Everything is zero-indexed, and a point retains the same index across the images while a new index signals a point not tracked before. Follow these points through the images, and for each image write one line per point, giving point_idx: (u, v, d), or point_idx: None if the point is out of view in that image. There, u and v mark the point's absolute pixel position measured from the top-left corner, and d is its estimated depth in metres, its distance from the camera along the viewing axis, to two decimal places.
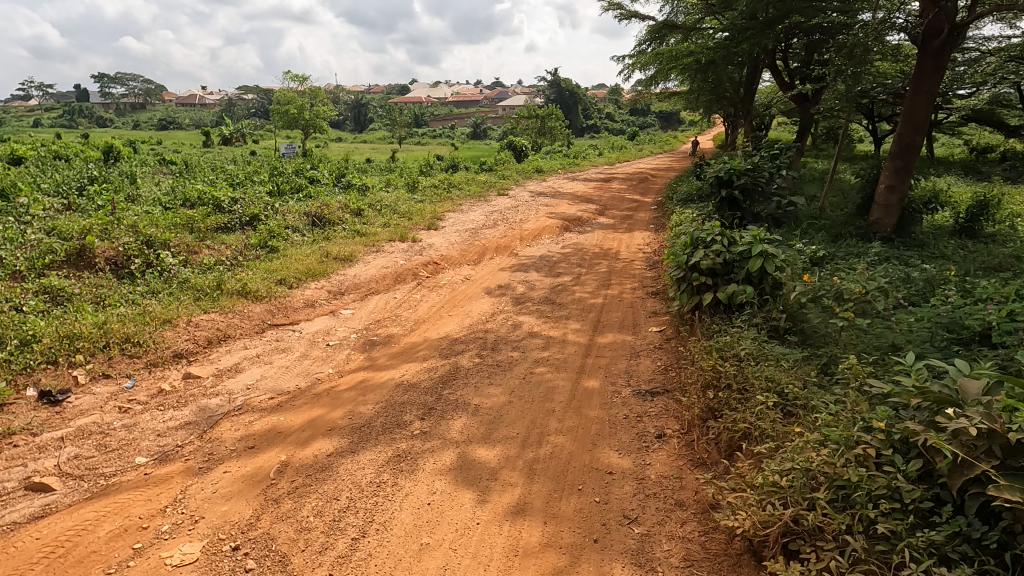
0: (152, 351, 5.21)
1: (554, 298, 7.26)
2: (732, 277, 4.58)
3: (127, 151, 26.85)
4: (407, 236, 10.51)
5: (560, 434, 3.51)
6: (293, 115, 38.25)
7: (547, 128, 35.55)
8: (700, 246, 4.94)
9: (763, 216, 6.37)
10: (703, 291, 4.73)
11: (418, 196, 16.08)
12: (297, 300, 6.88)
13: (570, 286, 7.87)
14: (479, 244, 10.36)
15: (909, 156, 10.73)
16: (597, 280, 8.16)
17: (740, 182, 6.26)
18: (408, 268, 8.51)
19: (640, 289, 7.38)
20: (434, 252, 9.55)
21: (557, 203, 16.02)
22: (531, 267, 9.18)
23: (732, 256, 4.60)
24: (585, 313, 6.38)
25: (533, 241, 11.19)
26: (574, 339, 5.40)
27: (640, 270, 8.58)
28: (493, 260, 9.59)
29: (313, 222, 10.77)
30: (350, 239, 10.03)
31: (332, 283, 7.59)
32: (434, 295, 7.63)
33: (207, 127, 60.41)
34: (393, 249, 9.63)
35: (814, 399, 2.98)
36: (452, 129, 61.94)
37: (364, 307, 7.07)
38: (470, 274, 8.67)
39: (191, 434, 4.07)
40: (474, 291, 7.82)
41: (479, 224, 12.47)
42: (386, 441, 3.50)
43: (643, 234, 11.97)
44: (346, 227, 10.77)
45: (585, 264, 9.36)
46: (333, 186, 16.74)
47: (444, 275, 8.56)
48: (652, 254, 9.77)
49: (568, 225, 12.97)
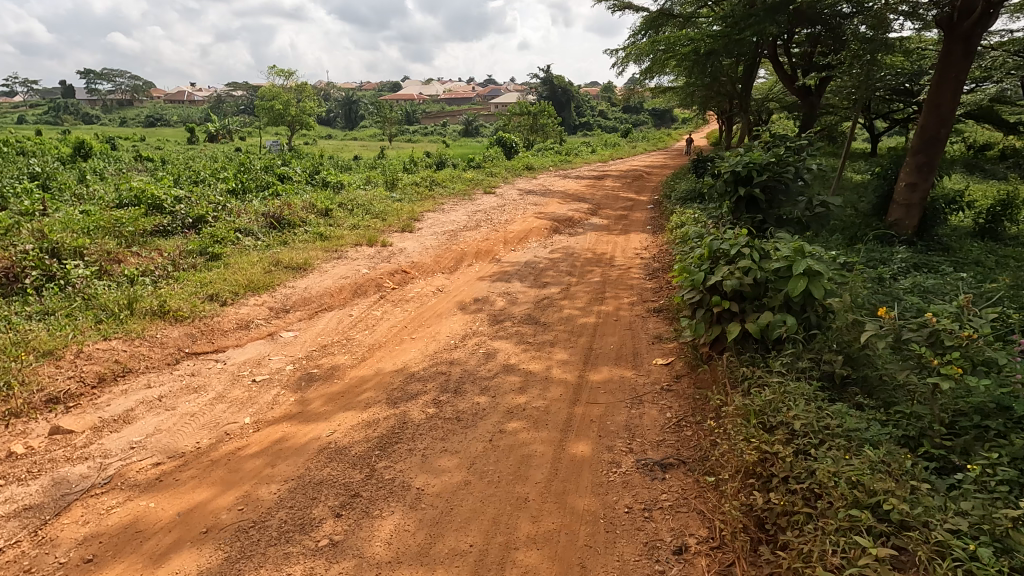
0: (14, 398, 4.04)
1: (538, 315, 6.14)
2: (765, 303, 3.49)
3: (99, 146, 25.52)
4: (376, 240, 9.37)
5: (532, 549, 2.42)
6: (278, 110, 36.82)
7: (539, 124, 34.43)
8: (720, 259, 3.82)
9: (787, 221, 5.28)
10: (726, 320, 3.63)
11: (397, 195, 14.90)
12: (228, 321, 5.70)
13: (557, 300, 6.75)
14: (456, 249, 9.23)
15: (933, 151, 9.67)
16: (589, 292, 7.05)
17: (760, 179, 5.16)
18: (370, 278, 7.37)
19: (639, 306, 6.26)
20: (404, 258, 8.43)
21: (547, 202, 14.88)
22: (514, 276, 8.07)
23: (764, 276, 3.50)
24: (574, 337, 5.26)
25: (517, 245, 10.06)
26: (559, 378, 4.27)
27: (638, 280, 7.49)
28: (470, 267, 8.46)
29: (272, 225, 9.60)
30: (310, 244, 8.87)
31: (276, 298, 6.42)
32: (397, 312, 6.49)
33: (192, 124, 58.74)
34: (357, 255, 8.48)
35: (939, 536, 1.90)
36: (444, 126, 60.65)
37: (312, 328, 5.91)
38: (443, 285, 7.55)
39: (22, 528, 2.93)
40: (446, 306, 6.69)
41: (460, 226, 11.32)
42: (276, 563, 2.39)
43: (640, 236, 10.89)
44: (309, 230, 9.60)
45: (575, 272, 8.26)
46: (306, 184, 15.54)
47: (413, 286, 7.43)
48: (651, 261, 8.67)
49: (558, 226, 11.87)
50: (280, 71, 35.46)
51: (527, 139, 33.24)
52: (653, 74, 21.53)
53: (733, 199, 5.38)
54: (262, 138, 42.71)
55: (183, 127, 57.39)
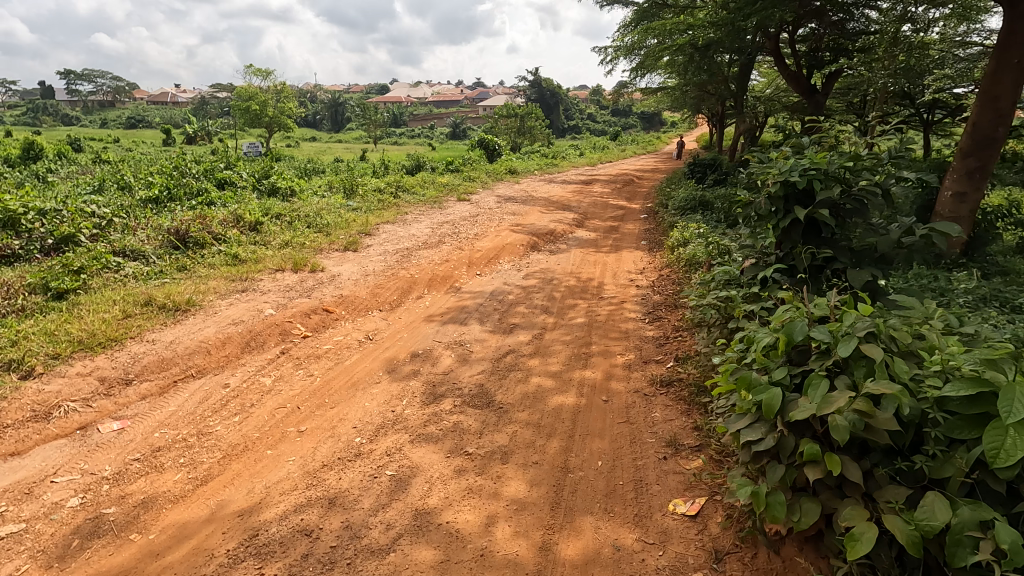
0: None
1: (492, 387, 4.28)
2: (919, 470, 1.67)
3: (50, 145, 23.45)
4: (304, 262, 7.45)
5: None
6: (254, 112, 34.63)
7: (526, 127, 32.69)
8: (806, 359, 1.99)
9: (865, 258, 3.39)
10: (831, 493, 1.79)
11: (355, 203, 13.01)
12: (18, 408, 3.75)
13: (523, 359, 4.86)
14: (405, 275, 7.35)
15: (988, 154, 7.02)
16: (569, 342, 5.21)
17: (823, 192, 3.30)
18: (273, 323, 5.45)
19: (638, 372, 4.38)
20: (331, 289, 6.54)
21: (527, 211, 13.06)
22: (473, 314, 6.21)
23: (918, 412, 1.67)
24: (541, 439, 3.38)
25: (484, 268, 8.18)
26: (504, 557, 2.40)
27: (634, 325, 5.60)
28: (417, 303, 6.55)
29: (176, 246, 7.66)
30: (215, 270, 6.94)
31: (120, 360, 4.46)
32: (295, 380, 4.56)
33: (169, 125, 56.41)
34: (271, 286, 6.57)
35: None
36: (429, 129, 58.73)
37: (156, 413, 3.96)
38: (373, 331, 5.65)
39: None
40: (365, 369, 4.78)
41: (419, 242, 9.44)
42: None
43: (634, 255, 9.08)
44: (223, 251, 7.67)
45: (553, 307, 6.40)
46: (253, 191, 13.58)
47: (333, 332, 5.56)
48: (650, 291, 6.81)
49: (538, 241, 10.04)
50: (257, 70, 33.55)
51: (512, 141, 31.46)
52: (644, 72, 19.85)
53: (781, 222, 3.50)
54: (237, 139, 40.70)
55: (159, 130, 55.11)
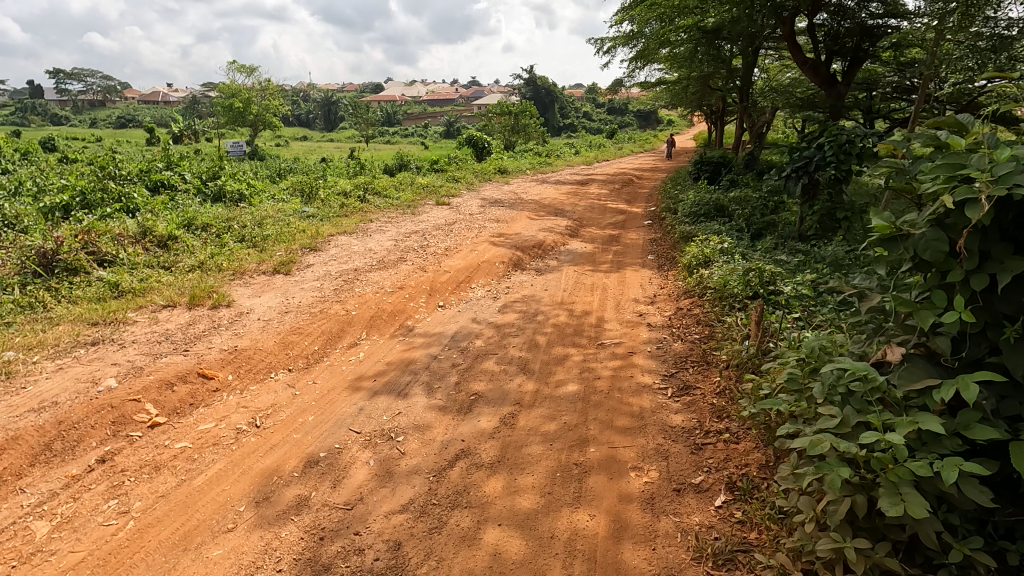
0: None
1: (412, 557, 2.44)
2: None
3: (4, 141, 21.39)
4: (206, 295, 5.57)
5: None
6: (236, 110, 32.60)
7: (522, 125, 30.72)
8: None
9: None
10: None
11: (313, 209, 11.17)
12: None
13: (478, 476, 3.02)
14: (338, 311, 5.49)
15: None
16: (552, 437, 3.35)
17: None
18: (104, 405, 3.58)
19: (668, 518, 2.56)
20: (225, 338, 4.70)
21: (514, 217, 11.23)
22: (420, 376, 4.35)
23: None
24: None
25: (450, 297, 6.34)
26: None
27: (651, 402, 3.73)
28: (346, 357, 4.69)
29: (39, 275, 5.78)
30: (74, 309, 5.08)
31: None
32: (90, 528, 2.71)
33: (154, 124, 54.39)
34: (141, 333, 4.71)
35: None
36: (422, 128, 56.77)
37: None
38: (265, 412, 3.79)
39: None
40: (221, 498, 2.92)
41: (372, 260, 7.55)
42: None
43: (641, 275, 7.24)
44: (101, 277, 5.81)
45: (534, 362, 4.55)
46: (197, 195, 11.70)
47: (198, 417, 3.69)
48: (667, 335, 4.97)
49: (523, 256, 8.18)
50: (238, 66, 31.63)
51: (506, 140, 29.56)
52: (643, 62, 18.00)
53: (974, 278, 1.68)
54: (220, 136, 38.63)
55: (143, 129, 53.09)
